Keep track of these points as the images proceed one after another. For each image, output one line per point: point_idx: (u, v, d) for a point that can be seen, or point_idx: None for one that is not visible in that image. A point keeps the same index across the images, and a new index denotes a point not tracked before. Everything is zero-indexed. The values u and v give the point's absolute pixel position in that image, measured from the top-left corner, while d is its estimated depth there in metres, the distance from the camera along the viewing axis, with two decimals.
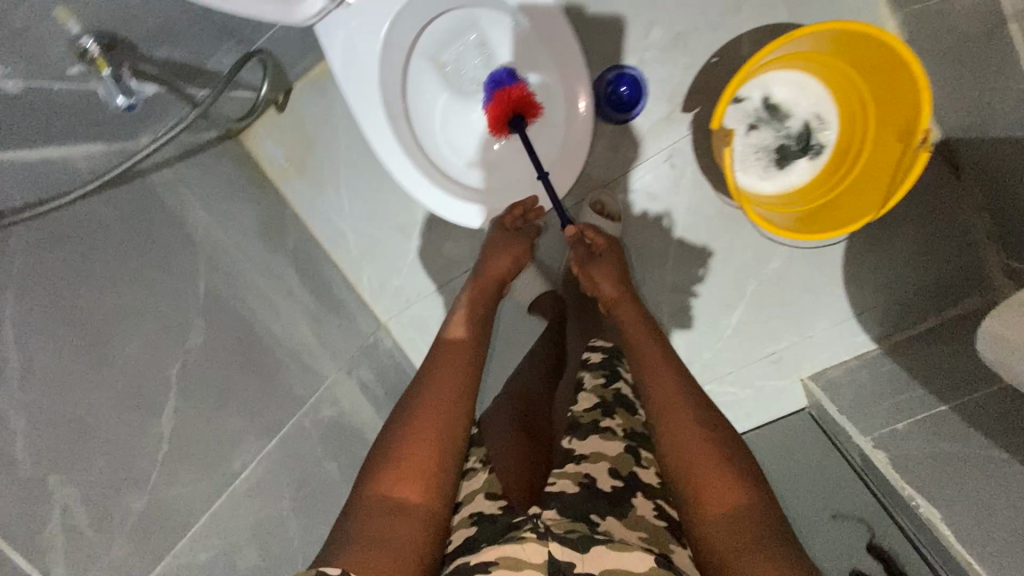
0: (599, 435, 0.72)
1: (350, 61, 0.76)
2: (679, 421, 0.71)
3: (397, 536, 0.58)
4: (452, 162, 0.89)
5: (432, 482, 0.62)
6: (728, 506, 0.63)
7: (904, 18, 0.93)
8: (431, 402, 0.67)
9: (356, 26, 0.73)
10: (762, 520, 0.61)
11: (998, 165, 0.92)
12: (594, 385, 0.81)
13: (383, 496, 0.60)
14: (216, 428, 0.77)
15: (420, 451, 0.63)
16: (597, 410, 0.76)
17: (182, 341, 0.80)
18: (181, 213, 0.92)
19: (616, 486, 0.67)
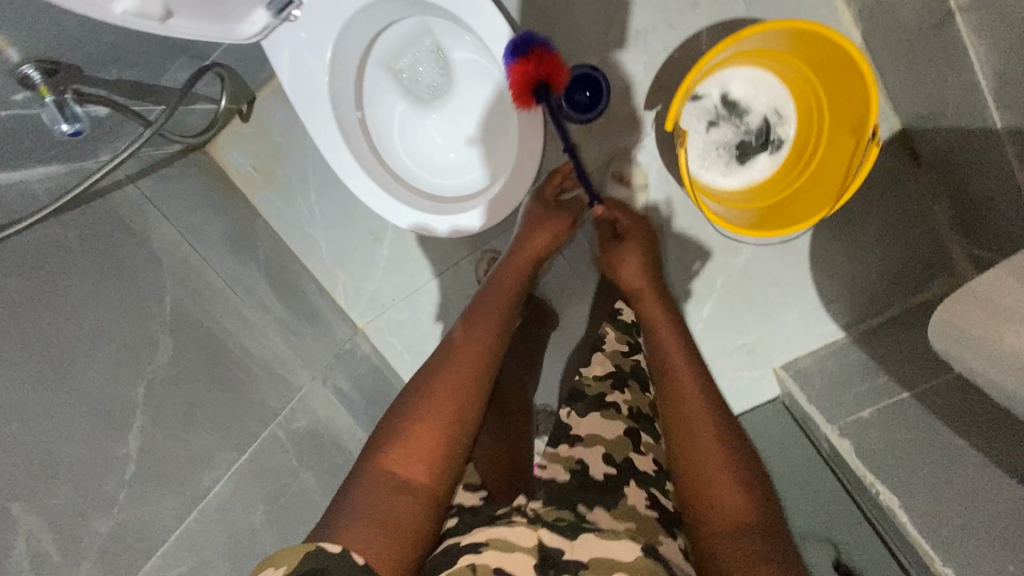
0: (600, 414, 0.78)
1: (300, 74, 0.75)
2: (696, 422, 0.73)
3: (397, 514, 0.59)
4: (412, 170, 0.88)
5: (436, 467, 0.64)
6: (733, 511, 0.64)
7: (858, 10, 0.94)
8: (445, 391, 0.70)
9: (301, 40, 0.73)
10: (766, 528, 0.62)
11: (951, 153, 0.93)
12: (614, 352, 0.88)
13: (389, 472, 0.62)
14: (186, 446, 0.78)
15: (429, 434, 0.66)
16: (608, 380, 0.83)
17: (148, 360, 0.80)
18: (144, 230, 0.92)
19: (609, 473, 0.71)
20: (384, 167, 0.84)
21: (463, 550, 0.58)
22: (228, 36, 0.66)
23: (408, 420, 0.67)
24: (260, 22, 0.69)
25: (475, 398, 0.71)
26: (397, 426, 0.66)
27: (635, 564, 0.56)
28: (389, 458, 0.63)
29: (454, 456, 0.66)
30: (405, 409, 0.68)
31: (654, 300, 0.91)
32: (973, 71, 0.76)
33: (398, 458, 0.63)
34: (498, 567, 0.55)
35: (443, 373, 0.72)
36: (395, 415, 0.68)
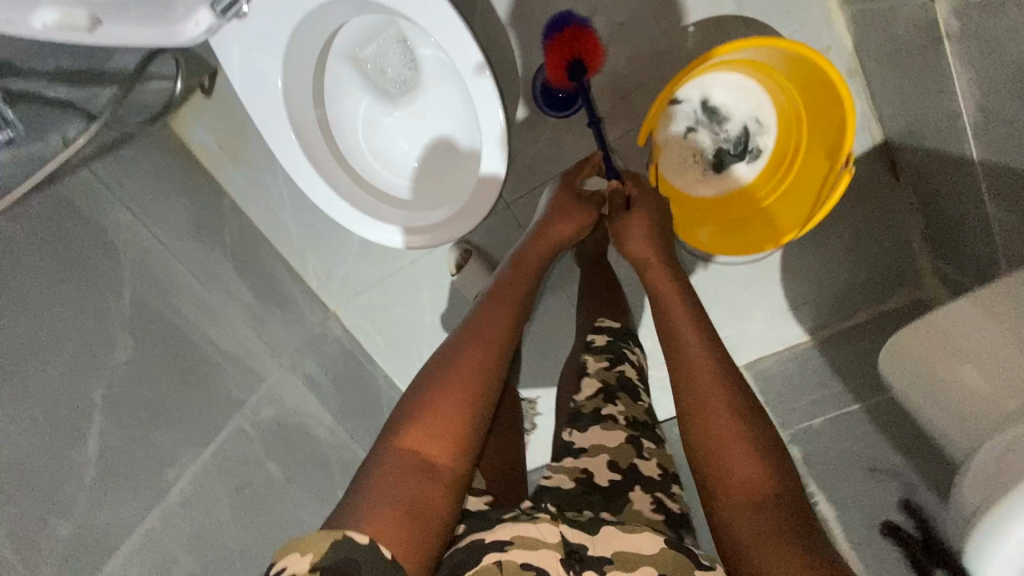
0: (601, 425, 0.73)
1: (250, 73, 0.73)
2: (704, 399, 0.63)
3: (421, 500, 0.54)
4: (378, 170, 0.85)
5: (460, 446, 0.59)
6: (757, 499, 0.54)
7: (851, 16, 0.89)
8: (465, 361, 0.64)
9: (248, 38, 0.71)
10: (799, 516, 0.52)
11: (930, 173, 0.92)
12: (597, 368, 0.82)
13: (409, 452, 0.56)
14: (147, 446, 0.79)
15: (451, 412, 0.60)
16: (599, 397, 0.77)
17: (107, 360, 0.80)
18: (99, 218, 0.89)
19: (614, 480, 0.68)
20: (343, 165, 0.81)
21: (489, 546, 0.54)
22: (168, 39, 0.65)
23: (427, 395, 0.61)
24: (205, 22, 0.67)
25: (495, 375, 0.65)
26: (415, 401, 0.60)
27: (659, 558, 0.56)
28: (408, 436, 0.57)
29: (478, 435, 0.61)
30: (421, 386, 0.61)
31: (663, 267, 0.81)
32: (958, 99, 0.74)
33: (419, 437, 0.57)
34: (525, 564, 0.53)
35: (461, 347, 0.66)
36: (413, 390, 0.62)
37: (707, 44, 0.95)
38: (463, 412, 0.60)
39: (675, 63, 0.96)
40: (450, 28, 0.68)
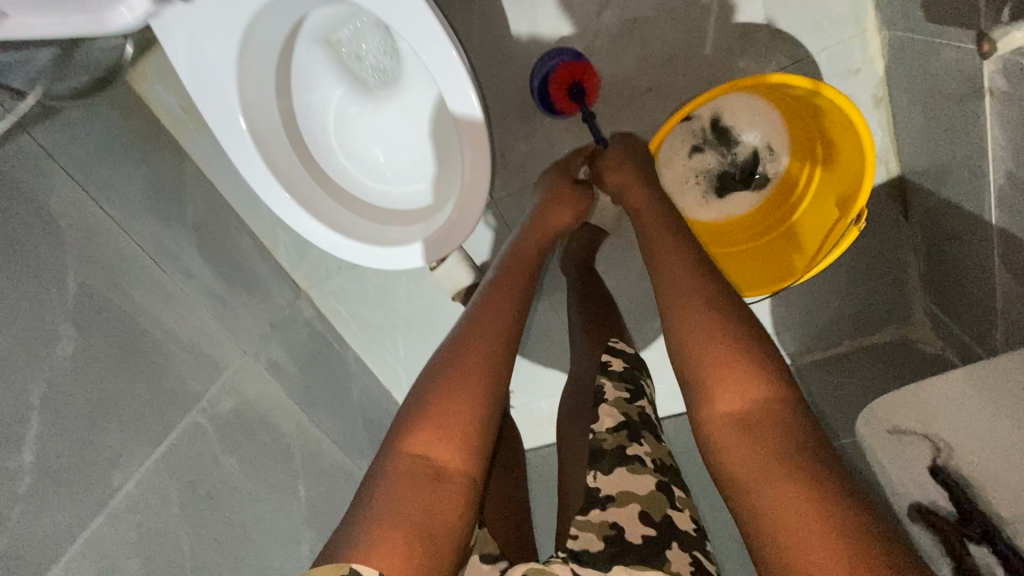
0: (627, 467, 0.64)
1: (199, 67, 0.68)
2: (687, 308, 0.57)
3: (432, 511, 0.50)
4: (351, 173, 0.81)
5: (471, 446, 0.54)
6: (754, 418, 0.50)
7: (891, 39, 0.80)
8: (474, 348, 0.59)
9: (195, 26, 0.65)
10: (803, 434, 0.48)
11: (940, 223, 0.87)
12: (617, 398, 0.72)
13: (417, 458, 0.52)
14: (91, 448, 0.75)
15: (460, 413, 0.55)
16: (622, 433, 0.67)
17: (48, 357, 0.74)
18: (42, 193, 0.80)
19: (648, 536, 0.58)
20: (312, 172, 0.78)
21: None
22: (97, 25, 0.61)
23: (435, 391, 0.56)
24: (140, 9, 0.62)
25: (507, 367, 0.60)
26: (422, 399, 0.56)
27: None
28: (416, 441, 0.53)
29: (489, 433, 0.56)
30: (425, 383, 0.57)
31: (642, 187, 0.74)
32: (988, 160, 0.67)
33: (427, 439, 0.53)
34: None
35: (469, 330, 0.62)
36: (421, 388, 0.57)
37: (730, 53, 0.85)
38: (472, 411, 0.56)
39: (693, 70, 0.87)
40: (421, 24, 0.62)
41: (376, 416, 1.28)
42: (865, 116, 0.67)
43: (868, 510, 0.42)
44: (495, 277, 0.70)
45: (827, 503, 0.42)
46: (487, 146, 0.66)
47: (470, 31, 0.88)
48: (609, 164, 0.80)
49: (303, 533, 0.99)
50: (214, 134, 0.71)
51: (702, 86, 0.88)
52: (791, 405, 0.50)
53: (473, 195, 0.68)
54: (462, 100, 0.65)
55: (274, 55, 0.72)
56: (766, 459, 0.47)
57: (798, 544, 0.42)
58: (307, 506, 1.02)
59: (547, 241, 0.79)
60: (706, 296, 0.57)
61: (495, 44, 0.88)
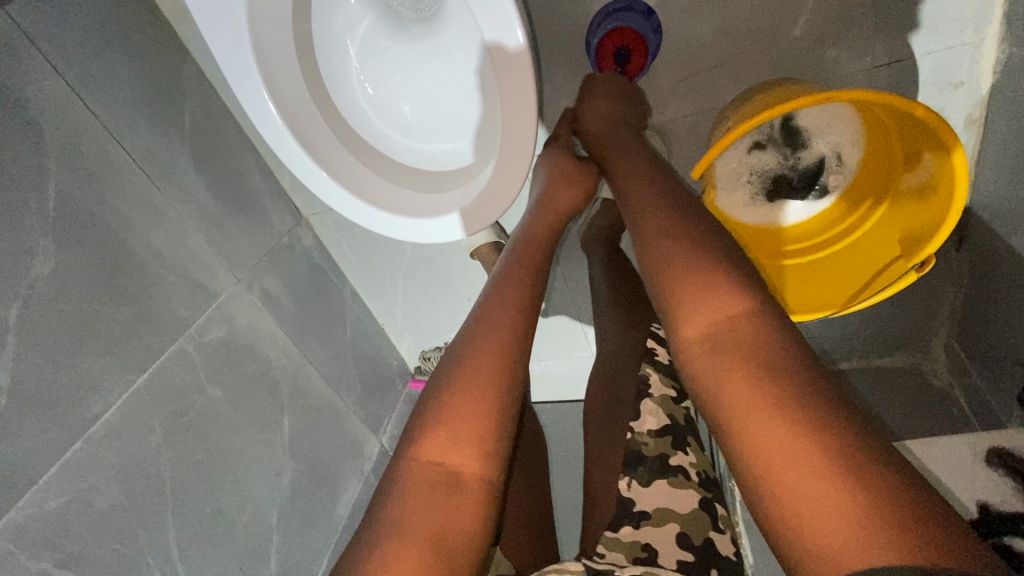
0: (668, 481, 0.62)
1: None
2: (657, 227, 0.54)
3: (446, 526, 0.47)
4: (371, 122, 0.72)
5: (486, 447, 0.50)
6: (723, 332, 0.47)
7: (1010, 56, 0.69)
8: (486, 338, 0.54)
9: None
10: (775, 345, 0.45)
11: (994, 270, 0.81)
12: (664, 397, 0.68)
13: (431, 465, 0.49)
14: (71, 372, 0.72)
15: (475, 411, 0.51)
16: (665, 440, 0.65)
17: (25, 273, 0.69)
18: (19, 84, 0.70)
19: (684, 561, 0.56)
20: (326, 114, 0.69)
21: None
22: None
23: (449, 381, 0.52)
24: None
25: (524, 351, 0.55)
26: (437, 392, 0.52)
27: None
28: (429, 446, 0.50)
29: (506, 435, 0.52)
30: (436, 383, 0.53)
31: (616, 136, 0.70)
32: None
33: (440, 447, 0.49)
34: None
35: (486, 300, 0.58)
36: (437, 381, 0.53)
37: (821, 38, 0.74)
38: (487, 406, 0.51)
39: (772, 52, 0.76)
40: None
41: (366, 352, 1.26)
42: (966, 159, 0.60)
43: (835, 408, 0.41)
44: (509, 256, 0.64)
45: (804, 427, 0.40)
46: (534, 103, 0.56)
47: None
48: (592, 111, 0.74)
49: (284, 465, 1.00)
50: (214, 60, 0.61)
51: (777, 72, 0.77)
52: (770, 337, 0.46)
53: (510, 162, 0.59)
54: (505, 42, 0.54)
55: None
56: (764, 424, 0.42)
57: (813, 518, 0.38)
58: (290, 438, 1.02)
59: (562, 224, 0.71)
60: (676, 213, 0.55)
61: None
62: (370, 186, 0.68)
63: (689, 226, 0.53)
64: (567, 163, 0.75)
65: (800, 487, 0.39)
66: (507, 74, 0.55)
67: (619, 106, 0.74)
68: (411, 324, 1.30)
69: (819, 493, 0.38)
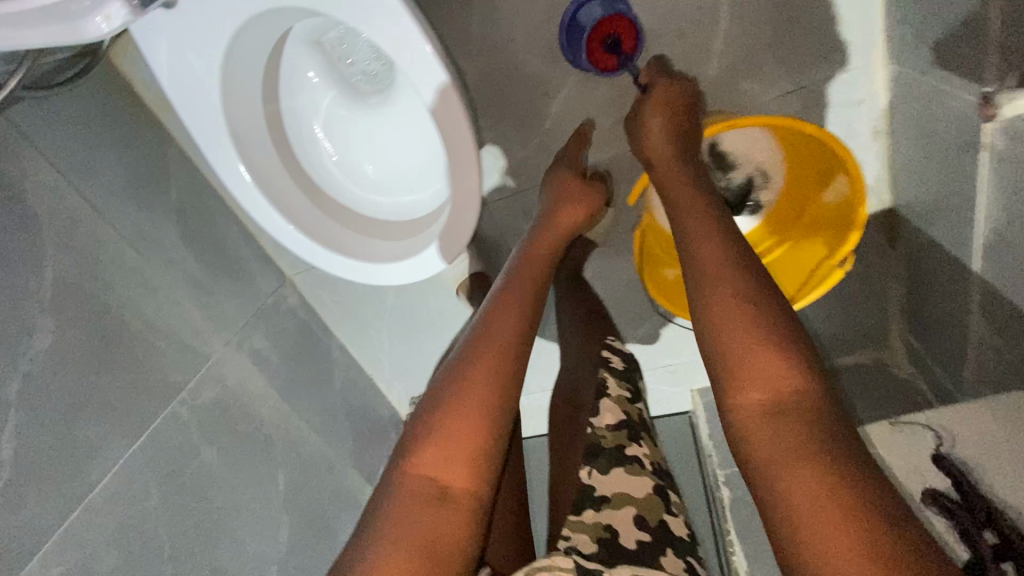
0: (625, 468, 0.66)
1: (180, 78, 0.65)
2: (721, 293, 0.56)
3: (435, 531, 0.50)
4: (342, 184, 0.79)
5: (475, 465, 0.54)
6: (778, 401, 0.50)
7: (896, 74, 0.79)
8: (482, 375, 0.58)
9: (173, 37, 0.62)
10: (833, 420, 0.48)
11: (924, 263, 0.88)
12: (619, 397, 0.74)
13: (423, 479, 0.53)
14: (69, 441, 0.76)
15: (465, 430, 0.55)
16: (622, 432, 0.70)
17: (25, 349, 0.74)
18: (17, 179, 0.78)
19: (642, 541, 0.59)
20: (301, 181, 0.76)
21: None
22: (68, 37, 0.55)
23: (442, 405, 0.57)
24: (118, 17, 0.55)
25: (516, 382, 0.59)
26: (430, 413, 0.56)
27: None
28: (421, 462, 0.54)
29: (496, 448, 0.56)
30: (429, 404, 0.57)
31: (678, 165, 0.71)
32: (977, 212, 0.67)
33: (431, 462, 0.53)
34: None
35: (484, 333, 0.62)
36: (429, 402, 0.58)
37: (732, 74, 0.84)
38: (478, 429, 0.55)
39: None
40: (406, 38, 0.57)
41: (358, 403, 1.29)
42: (861, 169, 0.69)
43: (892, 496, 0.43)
44: (507, 277, 0.71)
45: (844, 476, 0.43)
46: (470, 146, 0.62)
47: (468, 34, 0.85)
48: (650, 125, 0.75)
49: (281, 519, 1.01)
50: (197, 145, 0.69)
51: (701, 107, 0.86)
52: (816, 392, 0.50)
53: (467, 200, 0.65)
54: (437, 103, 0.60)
55: (261, 61, 0.68)
56: (801, 463, 0.45)
57: (831, 554, 0.41)
58: (285, 491, 1.04)
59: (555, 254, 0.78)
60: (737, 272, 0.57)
61: (494, 48, 0.85)
62: (346, 241, 0.75)
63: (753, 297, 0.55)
64: (576, 183, 0.84)
65: (815, 515, 0.43)
66: (446, 122, 0.61)
67: (682, 125, 0.74)
68: (400, 371, 1.34)
69: (833, 525, 0.42)
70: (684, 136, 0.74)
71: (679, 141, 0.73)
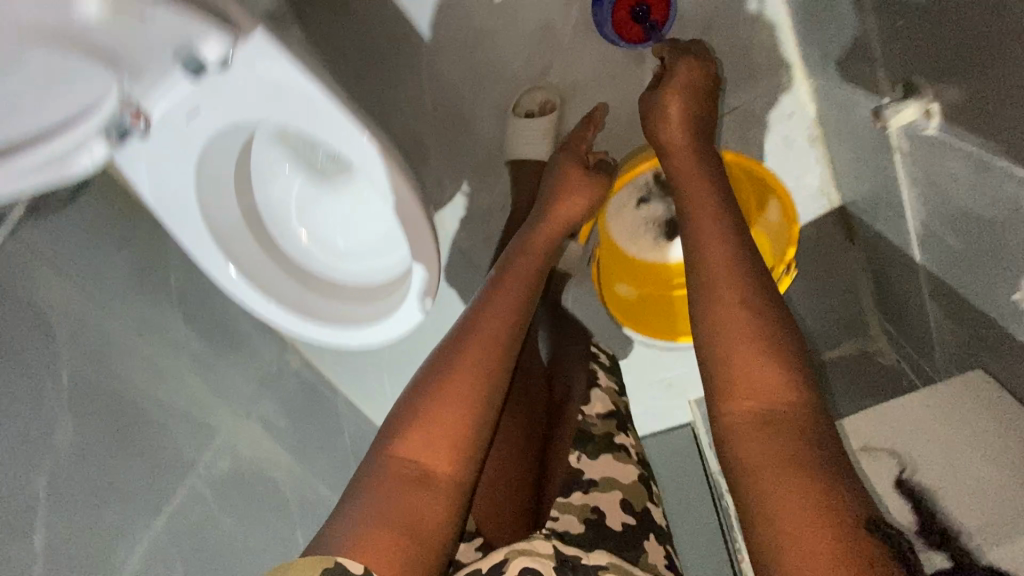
0: (612, 455, 0.73)
1: (162, 192, 0.70)
2: (727, 298, 0.58)
3: (417, 512, 0.55)
4: (314, 254, 0.85)
5: (459, 453, 0.58)
6: (771, 400, 0.53)
7: (815, 87, 0.85)
8: (468, 372, 0.61)
9: (150, 161, 0.67)
10: (818, 420, 0.53)
11: (880, 251, 0.91)
12: (609, 390, 0.82)
13: (405, 463, 0.57)
14: (96, 526, 0.81)
15: (450, 422, 0.59)
16: (611, 422, 0.77)
17: (49, 445, 0.80)
18: (30, 290, 0.85)
19: (627, 524, 0.66)
20: (277, 259, 0.83)
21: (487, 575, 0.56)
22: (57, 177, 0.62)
23: (428, 399, 0.60)
24: (101, 154, 0.62)
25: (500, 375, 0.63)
26: (418, 403, 0.60)
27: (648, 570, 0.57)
28: (406, 446, 0.58)
29: (478, 441, 0.60)
30: (416, 394, 0.61)
31: (689, 155, 0.73)
32: (903, 204, 0.72)
33: (415, 447, 0.58)
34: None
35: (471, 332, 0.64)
36: (414, 393, 0.61)
37: None
38: (461, 424, 0.59)
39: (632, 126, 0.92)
40: (352, 137, 0.64)
41: None
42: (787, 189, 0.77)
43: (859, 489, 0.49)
44: (502, 262, 0.73)
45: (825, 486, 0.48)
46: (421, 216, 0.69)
47: (420, 102, 0.92)
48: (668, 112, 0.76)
49: None
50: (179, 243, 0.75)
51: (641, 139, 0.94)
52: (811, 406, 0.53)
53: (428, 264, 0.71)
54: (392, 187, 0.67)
55: (232, 161, 0.75)
56: (788, 469, 0.49)
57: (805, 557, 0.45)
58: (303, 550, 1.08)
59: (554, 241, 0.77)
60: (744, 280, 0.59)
61: (445, 110, 0.92)
62: (321, 312, 0.82)
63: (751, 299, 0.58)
64: (581, 173, 0.81)
65: (791, 518, 0.47)
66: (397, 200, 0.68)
67: (700, 116, 0.76)
68: None
69: (810, 530, 0.46)
70: (698, 129, 0.76)
71: (695, 131, 0.75)
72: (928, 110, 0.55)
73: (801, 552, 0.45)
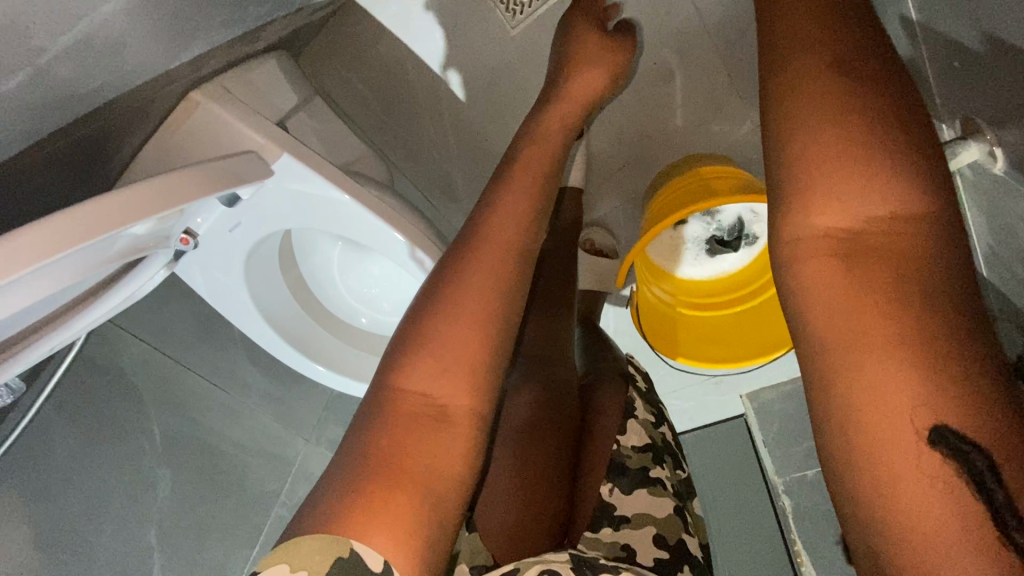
0: (648, 489, 0.75)
1: (214, 288, 0.75)
2: (808, 106, 0.45)
3: (433, 455, 0.50)
4: (355, 309, 0.89)
5: (477, 381, 0.53)
6: (863, 215, 0.42)
7: None
8: (481, 272, 0.54)
9: (200, 265, 0.71)
10: (934, 262, 0.40)
11: None
12: (644, 421, 0.82)
13: (416, 396, 0.52)
14: (202, 564, 0.95)
15: (465, 342, 0.53)
16: (647, 455, 0.78)
17: (153, 499, 0.93)
18: (115, 362, 0.94)
19: (659, 557, 0.70)
20: (321, 319, 0.87)
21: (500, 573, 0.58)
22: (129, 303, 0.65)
23: (442, 312, 0.54)
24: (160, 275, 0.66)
25: (517, 286, 0.55)
26: (423, 320, 0.54)
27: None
28: (418, 376, 0.52)
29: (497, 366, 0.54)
30: (432, 305, 0.54)
31: None
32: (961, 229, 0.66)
33: (423, 375, 0.52)
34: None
35: (489, 235, 0.56)
36: (426, 308, 0.55)
37: (702, 120, 0.86)
38: (476, 335, 0.53)
39: (669, 143, 0.89)
40: (380, 231, 0.68)
41: None
42: None
43: (991, 340, 0.37)
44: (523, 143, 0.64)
45: (925, 351, 0.37)
46: None
47: (445, 137, 0.90)
48: None
49: None
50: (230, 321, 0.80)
51: (676, 152, 0.89)
52: (920, 228, 0.40)
53: None
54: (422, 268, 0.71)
55: (274, 244, 0.77)
56: (875, 325, 0.39)
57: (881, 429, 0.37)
58: None
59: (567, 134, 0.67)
60: (831, 74, 0.45)
61: (470, 143, 0.90)
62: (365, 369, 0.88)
63: (852, 119, 0.43)
64: (596, 40, 0.70)
65: (872, 388, 0.38)
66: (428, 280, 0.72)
67: None
68: None
69: (891, 400, 0.37)
70: None
71: None
72: (991, 153, 0.52)
73: (871, 424, 0.38)
